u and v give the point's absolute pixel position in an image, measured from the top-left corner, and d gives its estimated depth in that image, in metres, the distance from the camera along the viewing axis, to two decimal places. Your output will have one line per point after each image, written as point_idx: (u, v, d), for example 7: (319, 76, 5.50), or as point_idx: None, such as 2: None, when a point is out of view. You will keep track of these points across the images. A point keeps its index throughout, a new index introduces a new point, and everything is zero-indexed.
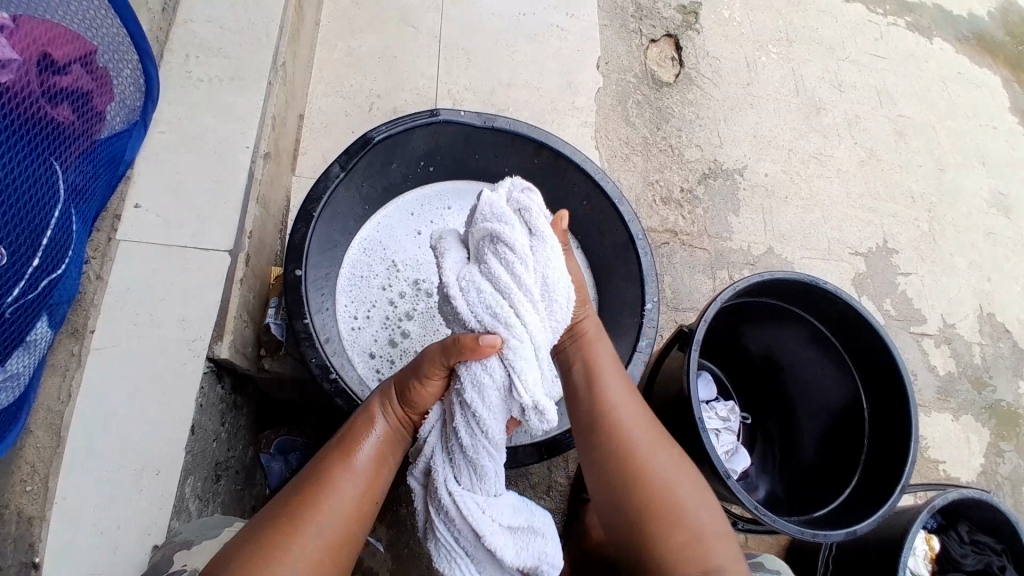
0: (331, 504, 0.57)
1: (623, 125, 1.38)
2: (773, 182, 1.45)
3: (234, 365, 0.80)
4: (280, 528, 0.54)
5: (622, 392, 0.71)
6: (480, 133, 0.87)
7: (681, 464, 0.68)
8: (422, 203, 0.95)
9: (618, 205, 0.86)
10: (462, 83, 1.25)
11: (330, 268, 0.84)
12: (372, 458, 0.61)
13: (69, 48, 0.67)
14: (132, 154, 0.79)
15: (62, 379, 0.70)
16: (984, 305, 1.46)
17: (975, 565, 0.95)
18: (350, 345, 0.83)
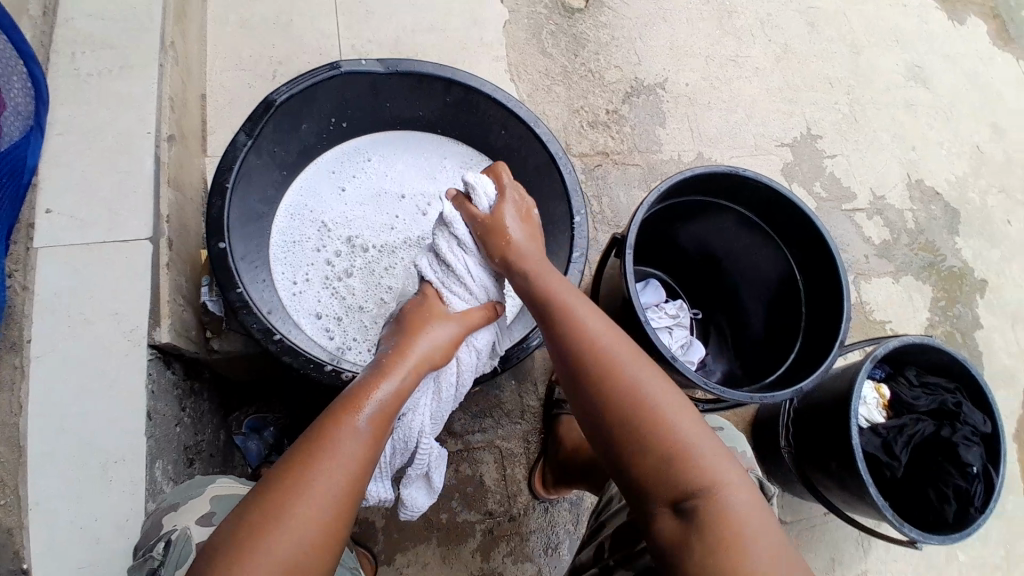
0: (334, 466, 0.59)
1: (540, 58, 1.38)
2: (694, 90, 1.47)
3: (182, 348, 0.81)
4: (287, 491, 0.56)
5: (596, 325, 0.67)
6: (385, 79, 0.86)
7: (670, 386, 0.63)
8: (341, 161, 0.96)
9: (534, 127, 0.86)
10: (367, 39, 1.23)
11: (258, 241, 0.86)
12: (374, 418, 0.63)
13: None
14: (33, 160, 0.77)
15: (9, 392, 0.70)
16: (911, 173, 1.52)
17: (928, 404, 0.98)
18: (293, 309, 0.86)
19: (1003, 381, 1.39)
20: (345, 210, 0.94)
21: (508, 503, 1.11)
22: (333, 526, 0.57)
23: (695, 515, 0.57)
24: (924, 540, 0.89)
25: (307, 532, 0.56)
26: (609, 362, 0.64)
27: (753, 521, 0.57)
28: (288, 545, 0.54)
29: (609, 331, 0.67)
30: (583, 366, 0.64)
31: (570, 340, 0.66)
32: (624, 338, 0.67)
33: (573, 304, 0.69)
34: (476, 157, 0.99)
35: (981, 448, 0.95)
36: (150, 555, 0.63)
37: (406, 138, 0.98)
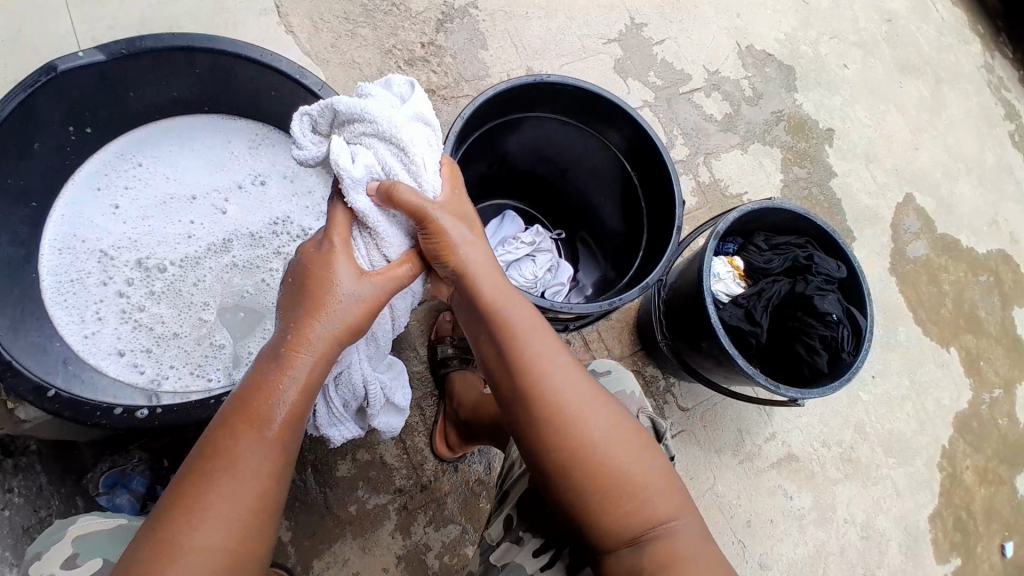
0: (235, 485, 0.55)
1: (335, 2, 1.25)
2: (510, 3, 1.37)
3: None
4: (178, 528, 0.52)
5: (555, 366, 0.66)
6: (115, 67, 0.73)
7: (625, 431, 0.65)
8: (105, 174, 0.85)
9: (302, 79, 0.75)
10: (110, 25, 1.08)
11: (23, 291, 0.76)
12: (275, 426, 0.58)
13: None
14: None
15: None
16: (740, 41, 1.51)
17: (781, 264, 0.99)
18: (91, 355, 0.78)
19: (864, 221, 1.45)
20: (127, 230, 0.84)
21: (416, 474, 1.08)
22: (242, 558, 0.54)
23: (649, 547, 0.62)
24: (803, 396, 0.92)
25: (210, 561, 0.52)
26: (567, 407, 0.64)
27: (696, 550, 0.63)
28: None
29: (570, 371, 0.66)
30: (542, 404, 0.64)
31: (530, 376, 0.65)
32: (583, 375, 0.67)
33: (534, 339, 0.67)
34: (261, 129, 0.88)
35: (836, 294, 0.97)
36: None
37: (176, 131, 0.87)
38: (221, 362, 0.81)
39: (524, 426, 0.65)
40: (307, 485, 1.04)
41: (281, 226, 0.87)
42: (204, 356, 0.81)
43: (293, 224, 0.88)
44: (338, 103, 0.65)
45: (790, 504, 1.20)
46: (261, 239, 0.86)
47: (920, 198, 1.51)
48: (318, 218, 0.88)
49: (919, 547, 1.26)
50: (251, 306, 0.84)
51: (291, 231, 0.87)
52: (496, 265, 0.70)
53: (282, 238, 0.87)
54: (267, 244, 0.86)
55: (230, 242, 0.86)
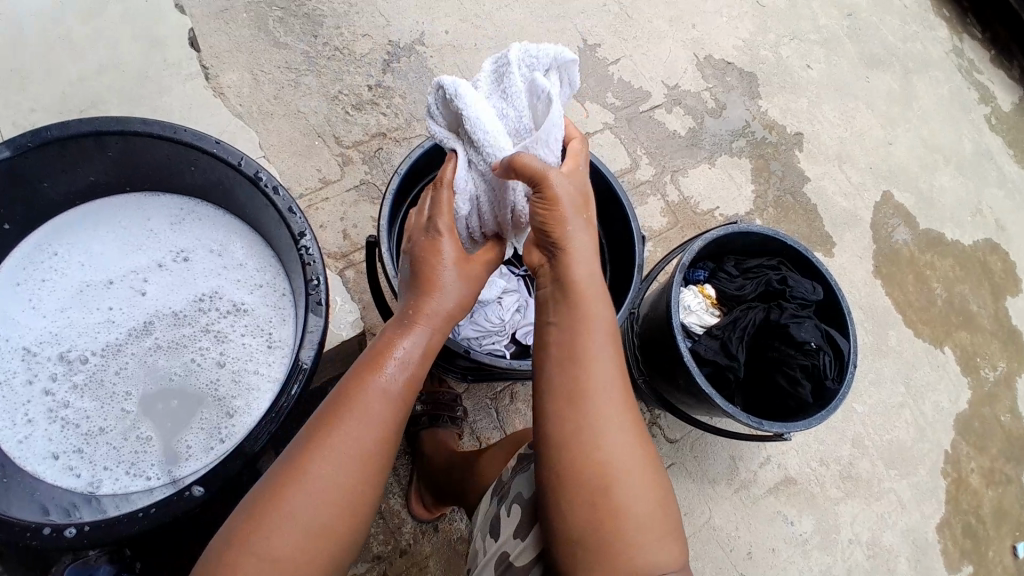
0: (353, 429, 0.56)
1: (276, 52, 1.20)
2: (457, 36, 1.32)
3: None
4: (292, 483, 0.52)
5: (602, 369, 0.61)
6: (20, 162, 0.68)
7: (645, 473, 0.58)
8: (25, 267, 0.80)
9: (211, 148, 0.70)
10: (30, 104, 1.04)
11: None
12: (395, 392, 0.59)
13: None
14: None
15: None
16: (697, 51, 1.48)
17: (753, 290, 0.95)
18: (25, 460, 0.72)
19: (841, 224, 1.40)
20: (46, 324, 0.79)
21: (394, 538, 1.02)
22: (343, 512, 0.54)
23: None
24: (787, 430, 0.87)
25: (319, 499, 0.53)
26: (600, 413, 0.59)
27: None
28: (301, 518, 0.52)
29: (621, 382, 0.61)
30: (585, 399, 0.59)
31: (583, 367, 0.60)
32: (627, 394, 0.61)
33: (595, 333, 0.62)
34: (186, 202, 0.85)
35: (813, 319, 0.92)
36: None
37: (97, 214, 0.83)
38: (156, 456, 0.75)
39: (552, 416, 0.60)
40: None
41: (207, 301, 0.82)
42: (137, 451, 0.75)
43: (223, 297, 0.83)
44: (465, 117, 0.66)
45: (791, 530, 1.15)
46: (191, 317, 0.82)
47: (899, 194, 1.47)
48: (250, 290, 0.83)
49: (930, 561, 1.20)
50: (184, 389, 0.79)
51: (219, 305, 0.82)
52: (597, 253, 0.66)
53: (210, 315, 0.82)
54: (194, 321, 0.82)
55: (154, 322, 0.81)
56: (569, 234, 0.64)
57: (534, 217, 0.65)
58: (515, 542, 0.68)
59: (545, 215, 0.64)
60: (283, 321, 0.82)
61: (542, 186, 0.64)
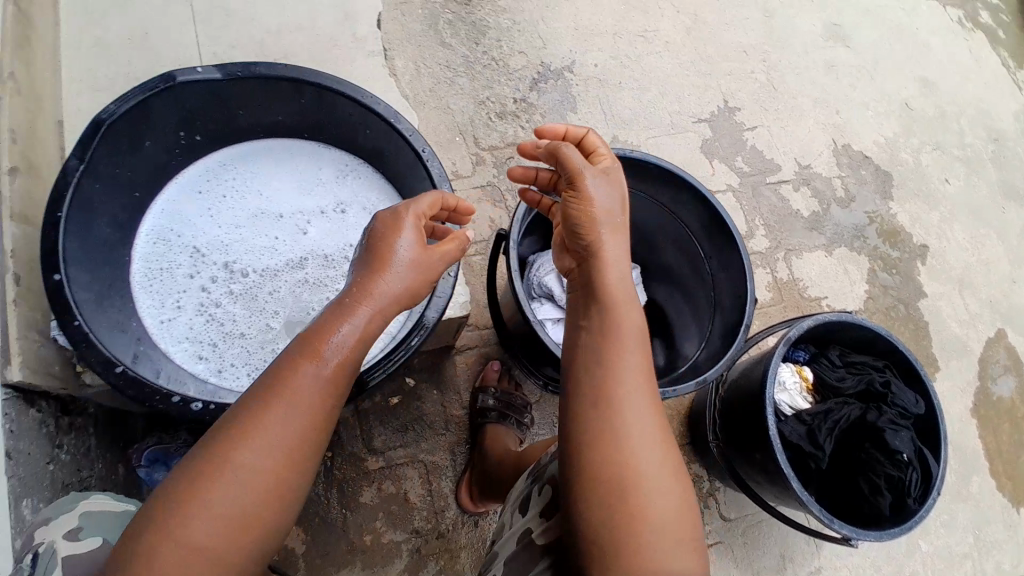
0: (289, 414, 0.53)
1: (439, 50, 1.28)
2: (604, 71, 1.36)
3: (36, 387, 0.78)
4: (216, 471, 0.50)
5: (634, 372, 0.60)
6: (228, 87, 0.78)
7: (668, 479, 0.56)
8: (208, 179, 0.90)
9: (396, 123, 0.77)
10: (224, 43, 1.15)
11: (113, 270, 0.79)
12: (333, 376, 0.56)
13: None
14: None
15: None
16: (836, 138, 1.46)
17: (854, 385, 0.92)
18: (162, 338, 0.80)
19: (948, 348, 1.33)
20: (220, 233, 0.88)
21: (436, 519, 1.03)
22: (277, 495, 0.52)
23: None
24: (857, 536, 0.83)
25: (247, 487, 0.50)
26: (631, 417, 0.57)
27: None
28: (231, 503, 0.50)
29: (646, 386, 0.60)
30: (617, 402, 0.58)
31: (609, 374, 0.59)
32: (652, 399, 0.59)
33: (629, 343, 0.61)
34: (353, 160, 0.93)
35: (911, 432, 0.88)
36: (21, 566, 0.65)
37: (280, 149, 0.92)
38: None
39: (582, 415, 0.58)
40: (328, 500, 1.01)
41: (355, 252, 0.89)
42: (264, 363, 0.82)
43: None
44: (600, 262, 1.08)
45: None
46: (337, 263, 0.89)
47: (1016, 336, 1.39)
48: None
49: None
50: None
51: None
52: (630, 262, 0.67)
53: None
54: (340, 267, 0.88)
55: (307, 259, 0.88)
56: (604, 231, 0.66)
57: (573, 221, 0.67)
58: (538, 521, 0.67)
59: (577, 216, 0.66)
60: None
61: (578, 187, 0.67)
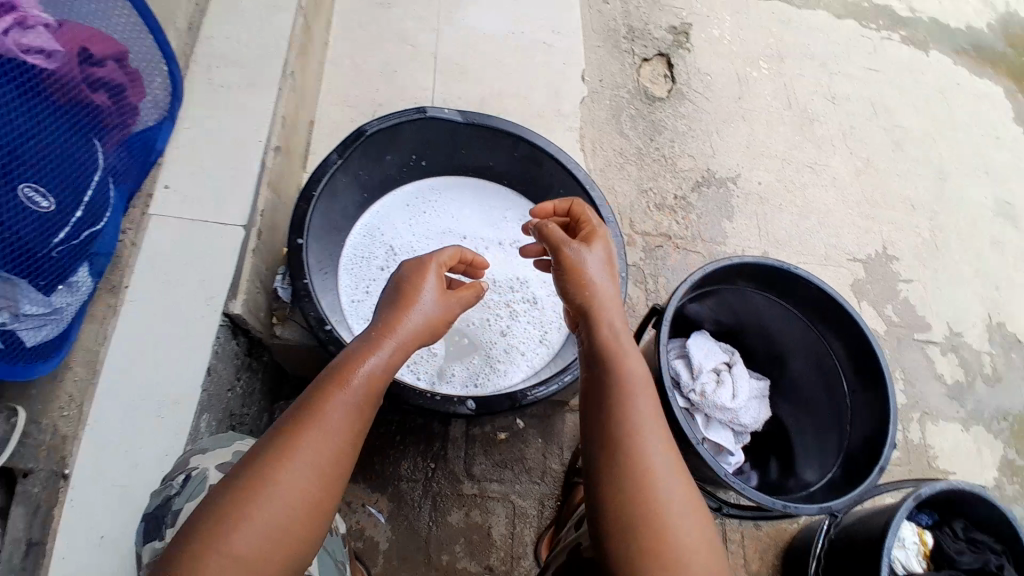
0: (324, 433, 0.59)
1: (615, 137, 1.37)
2: (767, 191, 1.44)
3: (246, 324, 0.94)
4: (264, 482, 0.56)
5: (641, 406, 0.65)
6: (464, 129, 1.01)
7: (682, 503, 0.60)
8: (416, 197, 1.11)
9: (589, 190, 0.98)
10: None
11: (332, 248, 0.98)
12: (363, 398, 0.64)
13: (67, 40, 0.75)
14: (165, 145, 0.94)
15: (98, 326, 0.85)
16: (992, 313, 1.42)
17: (972, 562, 0.88)
18: (351, 314, 0.97)
19: None
20: (411, 239, 1.07)
21: (511, 564, 1.11)
22: (312, 509, 0.58)
23: None
24: None
25: (289, 500, 0.56)
26: (640, 451, 0.62)
27: None
28: (274, 514, 0.55)
29: (653, 421, 0.64)
30: (627, 437, 0.62)
31: (616, 419, 0.64)
32: (659, 433, 0.64)
33: (633, 387, 0.66)
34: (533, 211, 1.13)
35: None
36: (170, 484, 0.72)
37: (476, 187, 1.13)
38: (432, 368, 0.99)
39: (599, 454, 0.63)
40: (420, 512, 1.13)
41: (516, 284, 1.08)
42: (424, 357, 0.99)
43: (525, 287, 1.08)
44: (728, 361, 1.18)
45: None
46: (501, 291, 1.07)
47: None
48: (545, 292, 1.08)
49: None
50: (474, 336, 1.03)
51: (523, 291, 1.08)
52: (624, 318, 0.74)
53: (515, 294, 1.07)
54: (502, 293, 1.07)
55: None
56: (594, 287, 0.74)
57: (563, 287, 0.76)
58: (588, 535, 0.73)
59: (571, 279, 0.75)
60: (557, 329, 1.06)
61: (562, 257, 0.76)
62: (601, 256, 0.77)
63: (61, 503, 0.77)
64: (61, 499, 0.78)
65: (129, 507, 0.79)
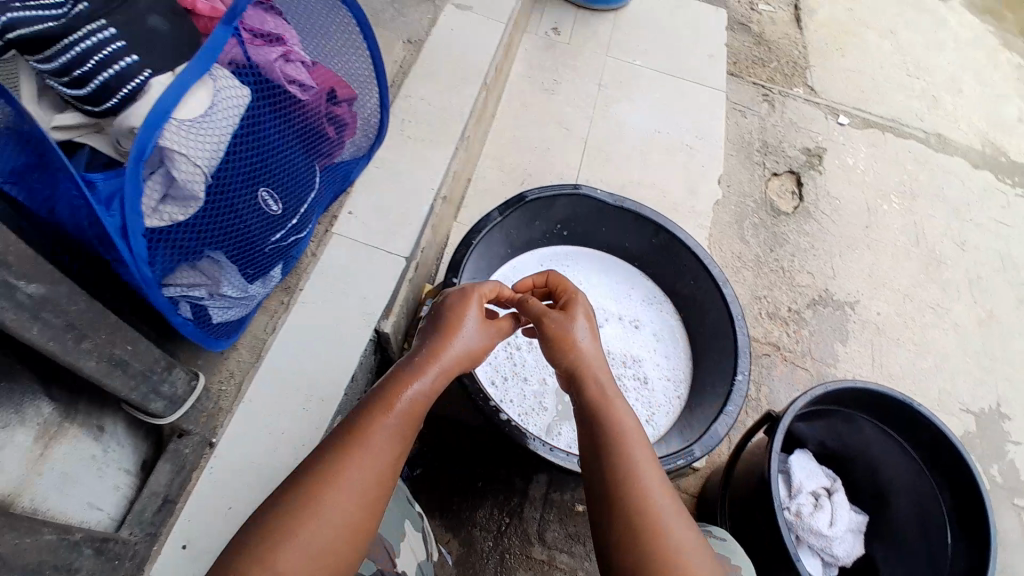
0: (363, 461, 0.63)
1: (736, 242, 1.41)
2: (885, 322, 1.42)
3: (388, 342, 1.04)
4: (308, 503, 0.59)
5: (644, 458, 0.66)
6: (611, 210, 1.10)
7: (690, 545, 0.60)
8: (553, 260, 1.20)
9: (722, 287, 1.03)
10: None
11: None
12: (405, 421, 0.68)
13: (321, 81, 0.89)
14: (355, 176, 1.08)
15: (269, 318, 0.97)
16: None
17: None
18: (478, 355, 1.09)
19: None
20: None
21: None
22: (350, 535, 0.61)
23: None
24: None
25: (330, 525, 0.59)
26: (646, 500, 0.63)
27: None
28: (315, 538, 0.58)
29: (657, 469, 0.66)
30: (632, 487, 0.63)
31: (621, 469, 0.65)
32: (663, 480, 0.65)
33: (635, 439, 0.68)
34: (659, 296, 1.18)
35: None
36: None
37: (608, 262, 1.21)
38: (539, 422, 1.05)
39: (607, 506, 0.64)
40: (489, 563, 1.17)
41: (631, 362, 1.12)
42: (530, 408, 1.06)
43: (640, 367, 1.11)
44: (834, 489, 1.15)
45: None
46: (614, 362, 1.11)
47: None
48: (658, 375, 1.11)
49: None
50: None
51: (636, 369, 1.11)
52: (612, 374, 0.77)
53: (629, 371, 1.11)
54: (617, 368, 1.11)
55: None
56: (580, 339, 0.78)
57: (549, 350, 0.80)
58: None
59: (557, 332, 0.79)
60: (665, 412, 1.08)
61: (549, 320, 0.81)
62: (584, 318, 0.81)
63: (202, 467, 0.87)
64: (203, 464, 0.87)
65: (262, 484, 0.87)
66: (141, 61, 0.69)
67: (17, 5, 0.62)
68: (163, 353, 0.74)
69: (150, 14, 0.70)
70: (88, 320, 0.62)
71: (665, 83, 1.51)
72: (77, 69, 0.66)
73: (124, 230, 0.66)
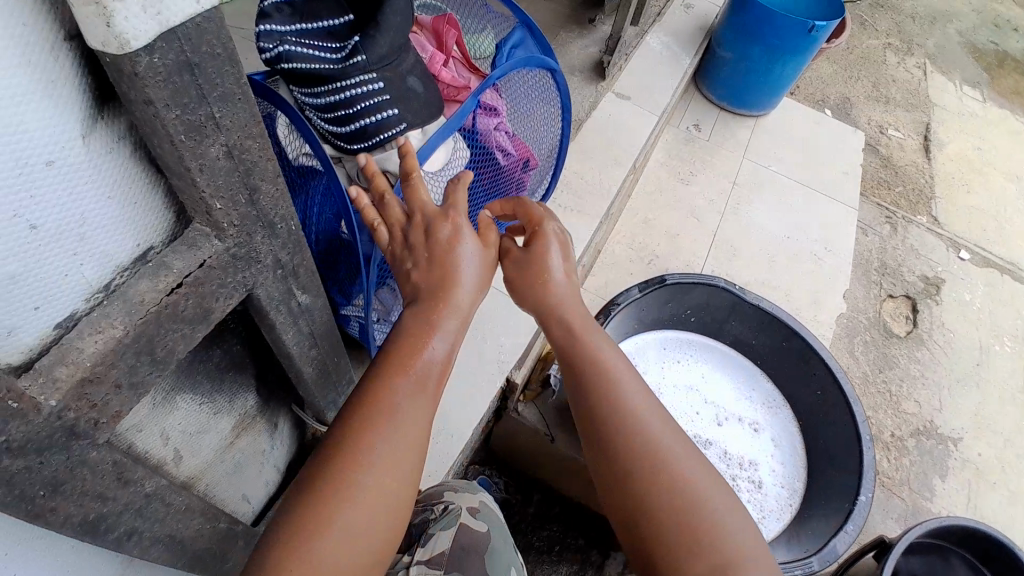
0: (381, 435, 0.57)
1: (846, 356, 1.41)
2: (986, 464, 1.34)
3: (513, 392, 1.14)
4: (335, 491, 0.54)
5: (644, 409, 0.66)
6: (745, 306, 1.14)
7: (705, 480, 0.62)
8: (675, 344, 1.24)
9: (852, 403, 1.03)
10: None
11: None
12: (421, 384, 0.61)
13: (521, 151, 0.97)
14: None
15: None
16: None
17: None
18: None
19: None
20: (662, 381, 1.18)
21: None
22: (383, 514, 0.56)
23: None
24: None
25: (362, 510, 0.55)
26: (658, 451, 0.63)
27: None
28: (350, 523, 0.54)
29: (658, 413, 0.66)
30: (644, 443, 0.63)
31: (627, 428, 0.64)
32: (668, 424, 0.66)
33: (633, 392, 0.67)
34: (777, 401, 1.20)
35: None
36: (428, 509, 0.80)
37: (728, 357, 1.24)
38: None
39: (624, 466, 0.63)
40: None
41: (746, 465, 1.12)
42: None
43: (754, 470, 1.12)
44: None
45: None
46: (731, 464, 1.12)
47: None
48: (773, 482, 1.11)
49: None
50: None
51: (751, 472, 1.12)
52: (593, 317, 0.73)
53: (743, 472, 1.12)
54: (732, 467, 1.12)
55: (711, 444, 1.13)
56: (555, 276, 0.73)
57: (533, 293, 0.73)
58: None
59: (531, 269, 0.72)
60: (775, 519, 1.07)
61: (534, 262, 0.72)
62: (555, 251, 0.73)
63: None
64: None
65: None
66: (398, 115, 0.76)
67: (291, 41, 0.71)
68: (350, 368, 0.82)
69: (410, 75, 0.77)
70: (320, 330, 0.69)
71: (795, 192, 1.57)
72: (343, 110, 0.75)
73: (369, 258, 0.77)
